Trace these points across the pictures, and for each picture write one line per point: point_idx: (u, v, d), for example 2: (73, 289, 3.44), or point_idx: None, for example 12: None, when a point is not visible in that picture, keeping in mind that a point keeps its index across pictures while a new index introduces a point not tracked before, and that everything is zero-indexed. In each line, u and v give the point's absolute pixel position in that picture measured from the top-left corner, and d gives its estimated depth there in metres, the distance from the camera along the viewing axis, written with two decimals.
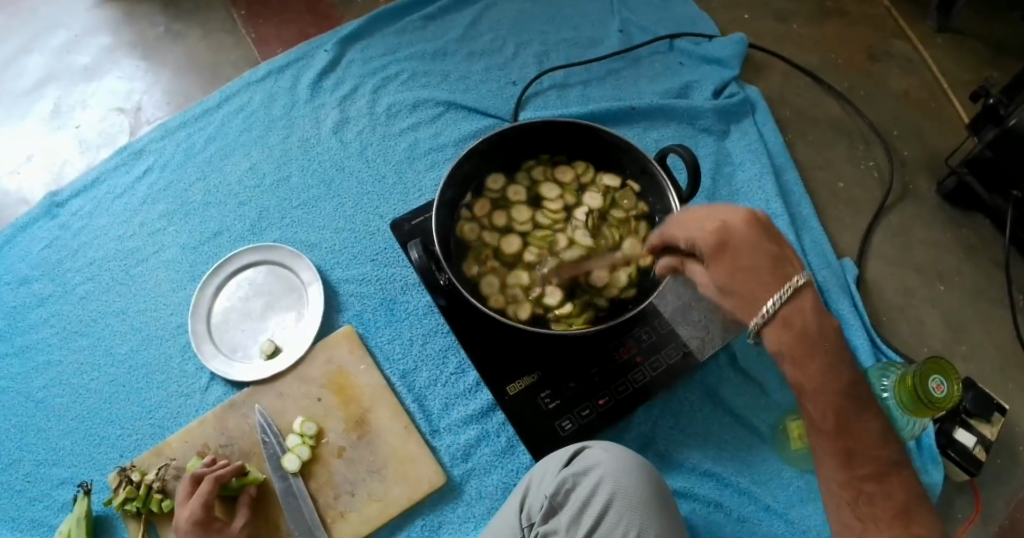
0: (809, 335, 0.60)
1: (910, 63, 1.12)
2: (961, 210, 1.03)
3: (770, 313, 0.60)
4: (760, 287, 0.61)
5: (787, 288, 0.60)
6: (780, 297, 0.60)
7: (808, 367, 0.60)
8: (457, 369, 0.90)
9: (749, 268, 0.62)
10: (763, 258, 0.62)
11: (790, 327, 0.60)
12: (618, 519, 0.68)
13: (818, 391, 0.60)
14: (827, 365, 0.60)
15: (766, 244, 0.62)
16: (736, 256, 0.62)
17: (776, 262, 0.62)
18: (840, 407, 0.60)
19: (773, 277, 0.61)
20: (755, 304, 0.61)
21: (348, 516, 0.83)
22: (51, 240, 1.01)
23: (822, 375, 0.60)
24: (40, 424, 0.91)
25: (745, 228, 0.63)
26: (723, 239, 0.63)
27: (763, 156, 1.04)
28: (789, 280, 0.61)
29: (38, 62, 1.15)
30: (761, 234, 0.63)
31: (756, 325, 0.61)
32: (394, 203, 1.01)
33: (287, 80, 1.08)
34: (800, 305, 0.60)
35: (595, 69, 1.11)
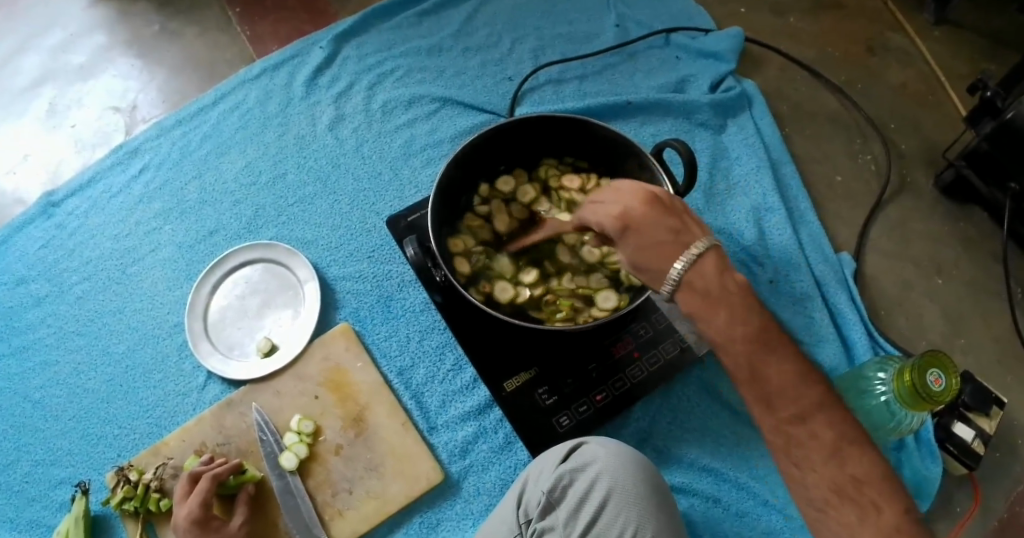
0: (712, 294, 0.61)
1: (907, 56, 1.12)
2: (958, 203, 1.02)
3: (678, 278, 0.62)
4: (659, 256, 0.63)
5: (686, 254, 0.62)
6: (679, 266, 0.62)
7: (715, 322, 0.61)
8: (454, 366, 0.90)
9: (650, 237, 0.63)
10: (665, 226, 0.63)
11: (695, 290, 0.62)
12: (616, 515, 0.68)
13: (729, 347, 0.61)
14: (731, 314, 0.60)
15: (665, 216, 0.63)
16: (642, 229, 0.64)
17: (676, 233, 0.63)
18: (753, 363, 0.60)
19: (674, 246, 0.62)
20: (662, 275, 0.63)
21: (346, 514, 0.83)
22: (48, 240, 1.00)
23: (727, 328, 0.60)
24: (37, 424, 0.91)
25: (644, 203, 0.64)
26: (626, 219, 0.64)
27: (761, 150, 1.03)
28: (688, 250, 0.62)
29: (33, 62, 1.15)
30: (661, 208, 0.64)
31: (668, 292, 0.63)
32: (391, 200, 1.00)
33: (283, 77, 1.08)
34: (702, 272, 0.62)
35: (591, 64, 1.10)
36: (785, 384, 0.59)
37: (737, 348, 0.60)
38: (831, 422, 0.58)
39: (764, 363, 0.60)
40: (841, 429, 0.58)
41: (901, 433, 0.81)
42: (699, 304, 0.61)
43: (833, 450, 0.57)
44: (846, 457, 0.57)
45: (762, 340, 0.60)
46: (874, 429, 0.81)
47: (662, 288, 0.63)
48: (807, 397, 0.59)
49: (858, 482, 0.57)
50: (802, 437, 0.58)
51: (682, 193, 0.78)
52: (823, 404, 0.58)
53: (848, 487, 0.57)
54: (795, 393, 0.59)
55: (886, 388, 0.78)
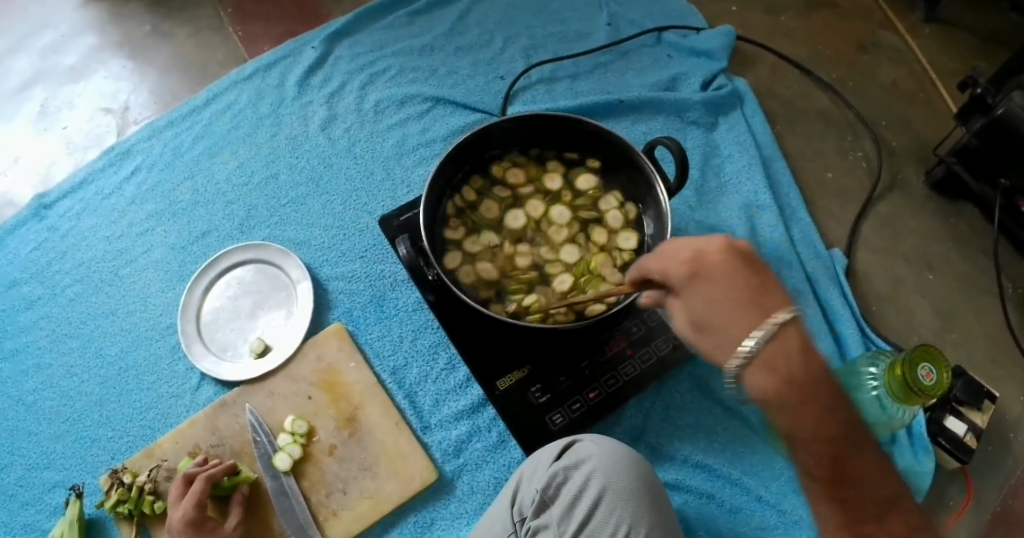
0: (794, 377, 0.57)
1: (898, 53, 1.13)
2: (949, 199, 1.03)
3: (751, 352, 0.57)
4: (734, 322, 0.58)
5: (766, 326, 0.57)
6: (756, 339, 0.57)
7: (795, 410, 0.57)
8: (447, 364, 0.90)
9: (723, 298, 0.59)
10: (741, 290, 0.59)
11: (773, 369, 0.57)
12: (610, 512, 0.68)
13: (813, 444, 0.57)
14: (815, 410, 0.56)
15: (745, 277, 0.59)
16: (713, 285, 0.59)
17: (755, 297, 0.58)
18: (838, 457, 0.57)
19: (750, 310, 0.58)
20: (734, 343, 0.58)
21: (341, 514, 0.83)
22: (39, 242, 1.00)
23: (811, 420, 0.56)
24: (30, 427, 0.91)
25: (721, 259, 0.60)
26: (696, 270, 0.60)
27: (752, 147, 1.04)
28: (767, 320, 0.57)
29: (24, 63, 1.15)
30: (741, 265, 0.60)
31: (735, 365, 0.58)
32: (383, 200, 1.00)
33: (274, 77, 1.08)
34: (781, 345, 0.57)
35: (583, 63, 1.10)
36: (870, 482, 0.57)
37: (821, 441, 0.57)
38: (907, 517, 0.56)
39: (847, 459, 0.57)
40: (917, 527, 0.56)
41: (893, 427, 0.81)
42: (777, 384, 0.57)
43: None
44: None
45: (846, 435, 0.57)
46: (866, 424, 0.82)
47: (732, 358, 0.58)
48: (885, 493, 0.57)
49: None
50: (876, 533, 0.56)
51: (674, 190, 0.79)
52: (897, 498, 0.57)
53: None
54: (879, 491, 0.57)
55: (878, 383, 0.79)
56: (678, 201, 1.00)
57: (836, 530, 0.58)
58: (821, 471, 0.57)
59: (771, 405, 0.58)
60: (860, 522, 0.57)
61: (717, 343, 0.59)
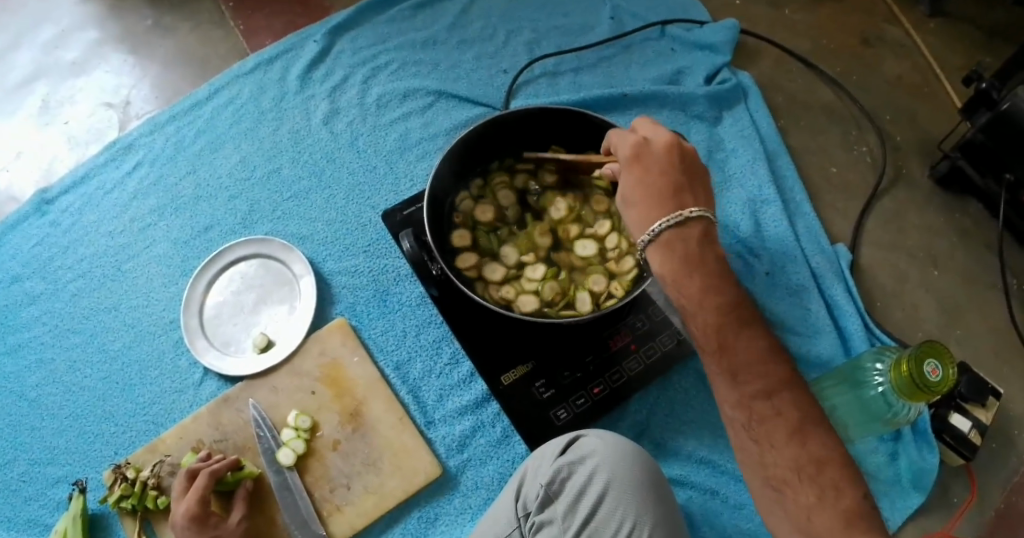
0: (691, 257, 0.64)
1: (903, 47, 1.12)
2: (954, 194, 1.02)
3: (656, 233, 0.65)
4: (652, 205, 0.66)
5: (676, 215, 0.65)
6: (666, 222, 0.64)
7: (687, 287, 0.63)
8: (451, 359, 0.89)
9: (646, 182, 0.67)
10: (666, 181, 0.66)
11: (673, 248, 0.64)
12: (615, 508, 0.68)
13: (698, 312, 0.63)
14: (706, 284, 0.63)
15: (674, 172, 0.67)
16: (643, 174, 0.67)
17: (678, 191, 0.66)
18: (722, 331, 0.62)
19: (670, 200, 0.66)
20: (647, 221, 0.66)
21: (345, 510, 0.83)
22: (42, 237, 1.00)
23: (699, 293, 0.63)
24: (34, 423, 0.91)
25: (661, 152, 0.67)
26: (638, 152, 0.68)
27: (756, 141, 1.03)
28: (682, 210, 0.65)
29: (25, 58, 1.14)
30: (676, 163, 0.67)
31: (642, 243, 0.66)
32: (386, 194, 1.00)
33: (277, 72, 1.07)
34: (687, 232, 0.65)
35: (586, 57, 1.10)
36: (751, 358, 0.61)
37: (706, 317, 0.63)
38: (796, 399, 0.60)
39: (734, 335, 0.62)
40: (806, 409, 0.60)
41: (898, 423, 0.81)
42: (675, 260, 0.64)
43: (797, 425, 0.59)
44: (832, 448, 0.58)
45: (733, 315, 0.63)
46: (871, 420, 0.81)
47: (641, 234, 0.66)
48: (773, 374, 0.61)
49: (818, 462, 0.58)
50: (766, 411, 0.60)
51: None
52: (787, 380, 0.61)
53: (810, 466, 0.58)
54: (761, 369, 0.61)
55: (883, 379, 0.78)
56: None
57: (734, 405, 0.62)
58: (710, 347, 0.63)
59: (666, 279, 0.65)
60: (749, 394, 0.61)
61: (636, 221, 0.67)
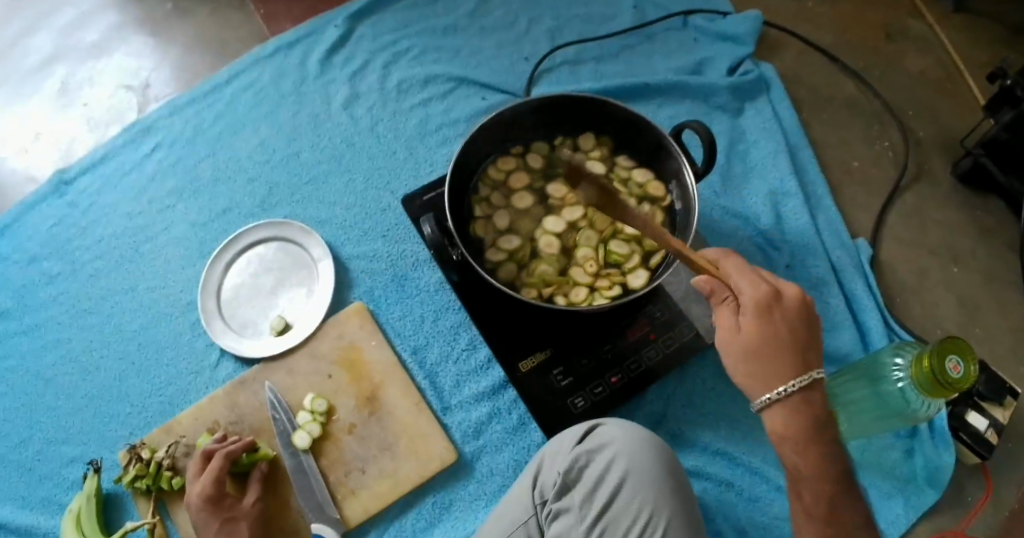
0: (815, 425, 0.63)
1: (927, 43, 1.11)
2: (975, 191, 1.01)
3: (781, 395, 0.63)
4: (780, 364, 0.64)
5: (804, 378, 0.63)
6: (796, 384, 0.63)
7: (808, 454, 0.63)
8: (469, 345, 0.89)
9: (780, 338, 0.64)
10: (796, 341, 0.64)
11: (796, 413, 0.63)
12: (632, 496, 0.67)
13: (809, 480, 0.64)
14: (823, 455, 0.63)
15: (806, 332, 0.65)
16: (775, 333, 0.64)
17: (806, 349, 0.64)
18: (832, 498, 0.63)
19: (796, 362, 0.64)
20: (774, 381, 0.64)
21: (359, 494, 0.83)
22: (60, 218, 1.00)
23: (817, 464, 0.63)
24: (50, 402, 0.91)
25: (796, 310, 0.65)
26: (772, 301, 0.64)
27: (778, 134, 1.02)
28: (811, 372, 0.64)
29: (45, 41, 1.15)
30: (807, 320, 0.65)
31: (761, 401, 0.65)
32: (406, 179, 1.00)
33: (297, 56, 1.07)
34: (811, 401, 0.64)
35: (609, 45, 1.09)
36: (860, 527, 0.63)
37: (819, 484, 0.63)
38: None
39: (841, 505, 0.63)
40: None
41: (916, 419, 0.80)
42: (800, 427, 0.64)
43: None
44: None
45: (844, 484, 0.63)
46: (889, 416, 0.81)
47: (764, 394, 0.64)
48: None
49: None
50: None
51: (701, 174, 0.79)
52: None
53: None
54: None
55: (903, 376, 0.77)
56: (703, 186, 0.99)
57: None
58: (817, 512, 0.64)
59: (787, 441, 0.64)
60: None
61: (758, 378, 0.65)
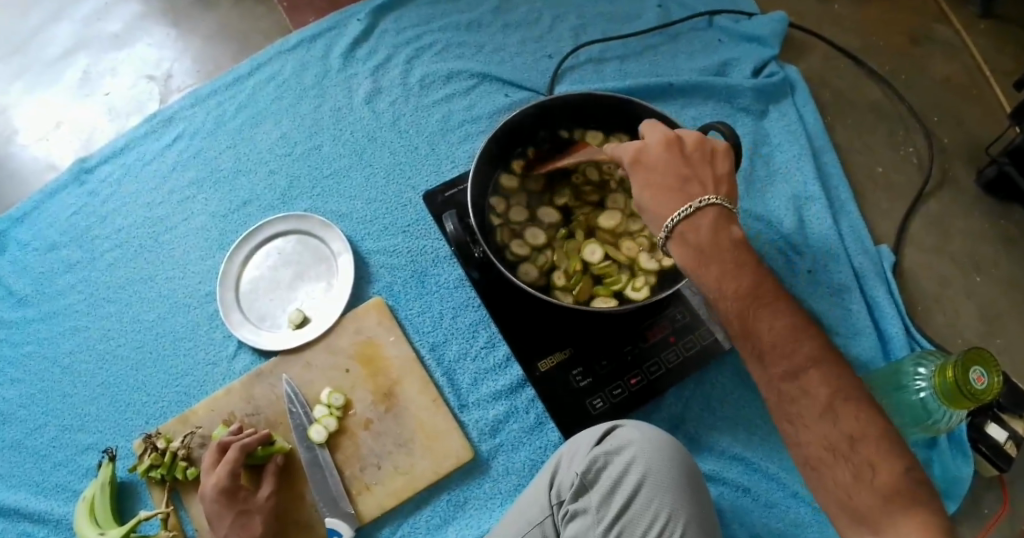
0: (704, 247, 0.65)
1: (954, 48, 1.09)
2: (1000, 200, 0.99)
3: (673, 228, 0.66)
4: (664, 200, 0.67)
5: (685, 208, 0.66)
6: (676, 216, 0.66)
7: (708, 276, 0.64)
8: (488, 343, 0.89)
9: (656, 180, 0.68)
10: (673, 176, 0.68)
11: (687, 242, 0.66)
12: (651, 499, 0.67)
13: (726, 301, 0.64)
14: (723, 271, 0.64)
15: (676, 163, 0.68)
16: (648, 172, 0.69)
17: (684, 181, 0.67)
18: (744, 315, 0.63)
19: (673, 196, 0.67)
20: (661, 216, 0.67)
21: (374, 489, 0.82)
22: (80, 206, 1.01)
23: (717, 282, 0.64)
24: (66, 390, 0.92)
25: (660, 148, 0.69)
26: (640, 155, 0.70)
27: (802, 137, 1.01)
28: (695, 199, 0.66)
29: (67, 30, 1.16)
30: (676, 154, 0.69)
31: (662, 239, 0.67)
32: (427, 174, 0.99)
33: (320, 49, 1.07)
34: (700, 225, 0.66)
35: (632, 44, 1.08)
36: (779, 340, 0.62)
37: (730, 304, 0.64)
38: (825, 373, 0.60)
39: (759, 320, 0.63)
40: (834, 383, 0.60)
41: (938, 430, 0.79)
42: (692, 252, 0.65)
43: (825, 403, 0.60)
44: (841, 410, 0.60)
45: (753, 297, 0.63)
46: (909, 427, 0.80)
47: (658, 231, 0.68)
48: (801, 351, 0.61)
49: (852, 438, 0.59)
50: (796, 393, 0.61)
51: None
52: (814, 358, 0.61)
53: (843, 444, 0.59)
54: (791, 348, 0.61)
55: (925, 384, 0.76)
56: None
57: (764, 387, 0.63)
58: (737, 333, 0.64)
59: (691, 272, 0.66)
60: (778, 376, 0.62)
61: (654, 210, 0.68)
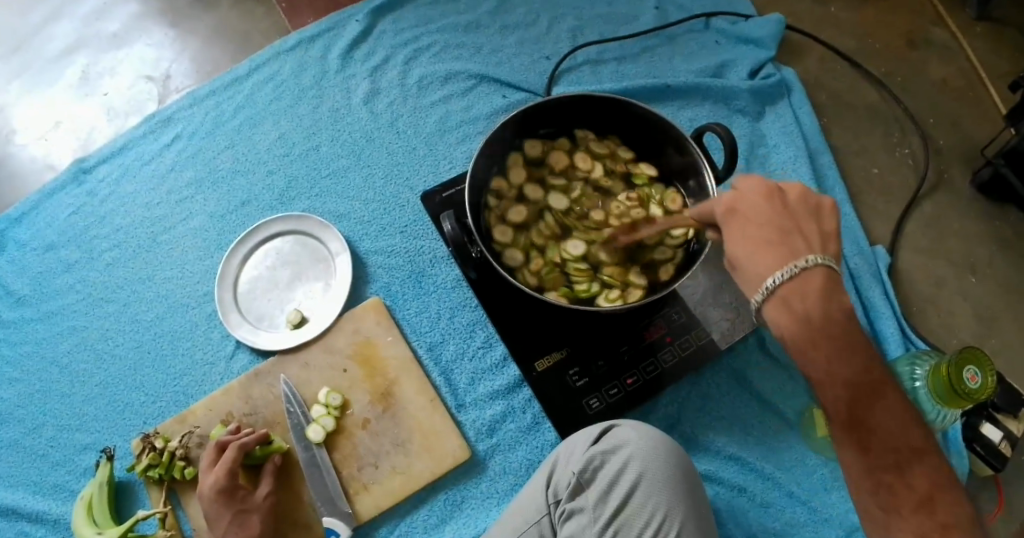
0: (813, 318, 0.58)
1: (949, 51, 1.10)
2: (995, 201, 1.00)
3: (774, 289, 0.59)
4: (765, 260, 0.60)
5: (791, 267, 0.58)
6: (781, 276, 0.58)
7: (816, 356, 0.58)
8: (485, 343, 0.89)
9: (753, 233, 0.61)
10: (771, 229, 0.61)
11: (790, 307, 0.58)
12: (646, 498, 0.67)
13: (830, 387, 0.58)
14: (836, 349, 0.58)
15: (780, 218, 0.61)
16: (744, 226, 0.62)
17: (786, 236, 0.60)
18: (854, 404, 0.58)
19: (777, 254, 0.59)
20: (760, 278, 0.59)
21: (371, 489, 0.83)
22: (78, 206, 1.01)
23: (824, 360, 0.58)
24: (63, 389, 0.92)
25: (759, 199, 0.62)
26: (733, 206, 0.63)
27: (799, 139, 1.02)
28: (800, 258, 0.59)
29: (66, 29, 1.16)
30: (778, 207, 0.62)
31: (758, 301, 0.60)
32: (425, 175, 1.00)
33: (318, 50, 1.08)
34: (806, 288, 0.58)
35: (630, 46, 1.09)
36: (888, 431, 0.57)
37: (836, 390, 0.58)
38: (932, 469, 0.56)
39: (865, 409, 0.58)
40: (936, 477, 0.56)
41: (932, 430, 0.79)
42: (797, 323, 0.58)
43: (926, 497, 0.56)
44: (939, 505, 0.56)
45: (865, 384, 0.58)
46: None
47: (755, 293, 0.60)
48: (907, 444, 0.57)
49: (949, 532, 0.55)
50: (897, 484, 0.57)
51: (721, 177, 0.78)
52: (920, 450, 0.57)
53: (938, 537, 0.55)
54: (897, 440, 0.57)
55: (920, 385, 0.77)
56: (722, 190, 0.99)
57: (861, 476, 0.59)
58: (840, 420, 0.59)
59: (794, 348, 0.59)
60: (880, 467, 0.57)
61: (751, 269, 0.60)
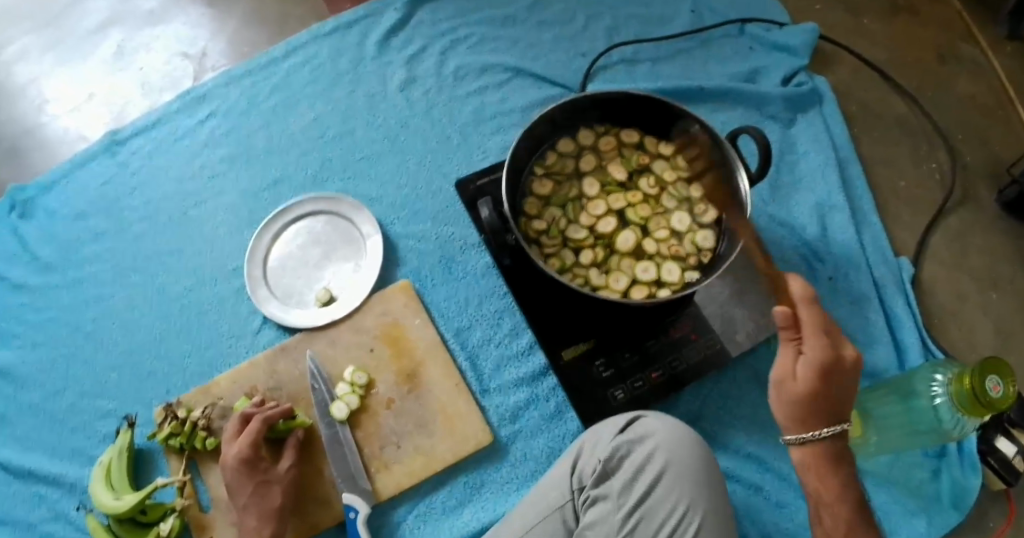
0: (841, 461, 0.68)
1: (978, 68, 1.11)
2: (1019, 220, 1.01)
3: (814, 437, 0.67)
4: (815, 414, 0.67)
5: (836, 427, 0.67)
6: (828, 431, 0.67)
7: (829, 479, 0.68)
8: (511, 331, 0.90)
9: (827, 397, 0.66)
10: (840, 399, 0.66)
11: (824, 450, 0.68)
12: (669, 490, 0.68)
13: (832, 504, 0.67)
14: (845, 481, 0.68)
15: (852, 392, 0.67)
16: (827, 393, 0.66)
17: (840, 408, 0.67)
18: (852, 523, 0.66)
19: (830, 416, 0.67)
20: (807, 425, 0.67)
21: (392, 468, 0.84)
22: (110, 177, 1.02)
23: (838, 486, 0.67)
24: (87, 355, 0.93)
25: (852, 374, 0.66)
26: (831, 367, 0.65)
27: (828, 147, 1.03)
28: (838, 423, 0.67)
29: (102, 6, 1.18)
30: (857, 382, 0.67)
31: (795, 438, 0.69)
32: (458, 162, 1.01)
33: (356, 35, 1.09)
34: (839, 440, 0.68)
35: (665, 47, 1.10)
36: None
37: (838, 507, 0.67)
38: None
39: (858, 528, 0.66)
40: None
41: (951, 438, 0.80)
42: (825, 456, 0.68)
43: None
44: None
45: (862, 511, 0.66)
46: (921, 431, 0.81)
47: (796, 432, 0.68)
48: None
49: None
50: None
51: (755, 179, 0.78)
52: None
53: None
54: None
55: (940, 392, 0.77)
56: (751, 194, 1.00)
57: None
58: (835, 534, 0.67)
59: (810, 469, 0.69)
60: None
61: (793, 415, 0.68)
